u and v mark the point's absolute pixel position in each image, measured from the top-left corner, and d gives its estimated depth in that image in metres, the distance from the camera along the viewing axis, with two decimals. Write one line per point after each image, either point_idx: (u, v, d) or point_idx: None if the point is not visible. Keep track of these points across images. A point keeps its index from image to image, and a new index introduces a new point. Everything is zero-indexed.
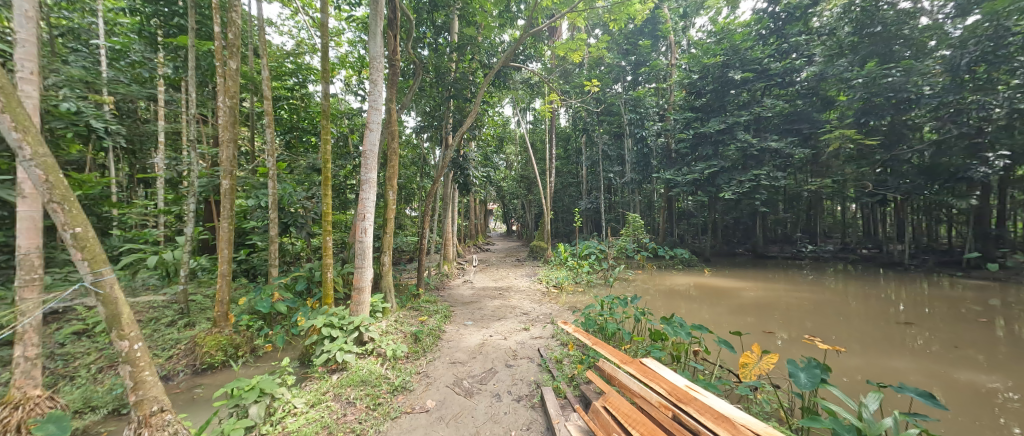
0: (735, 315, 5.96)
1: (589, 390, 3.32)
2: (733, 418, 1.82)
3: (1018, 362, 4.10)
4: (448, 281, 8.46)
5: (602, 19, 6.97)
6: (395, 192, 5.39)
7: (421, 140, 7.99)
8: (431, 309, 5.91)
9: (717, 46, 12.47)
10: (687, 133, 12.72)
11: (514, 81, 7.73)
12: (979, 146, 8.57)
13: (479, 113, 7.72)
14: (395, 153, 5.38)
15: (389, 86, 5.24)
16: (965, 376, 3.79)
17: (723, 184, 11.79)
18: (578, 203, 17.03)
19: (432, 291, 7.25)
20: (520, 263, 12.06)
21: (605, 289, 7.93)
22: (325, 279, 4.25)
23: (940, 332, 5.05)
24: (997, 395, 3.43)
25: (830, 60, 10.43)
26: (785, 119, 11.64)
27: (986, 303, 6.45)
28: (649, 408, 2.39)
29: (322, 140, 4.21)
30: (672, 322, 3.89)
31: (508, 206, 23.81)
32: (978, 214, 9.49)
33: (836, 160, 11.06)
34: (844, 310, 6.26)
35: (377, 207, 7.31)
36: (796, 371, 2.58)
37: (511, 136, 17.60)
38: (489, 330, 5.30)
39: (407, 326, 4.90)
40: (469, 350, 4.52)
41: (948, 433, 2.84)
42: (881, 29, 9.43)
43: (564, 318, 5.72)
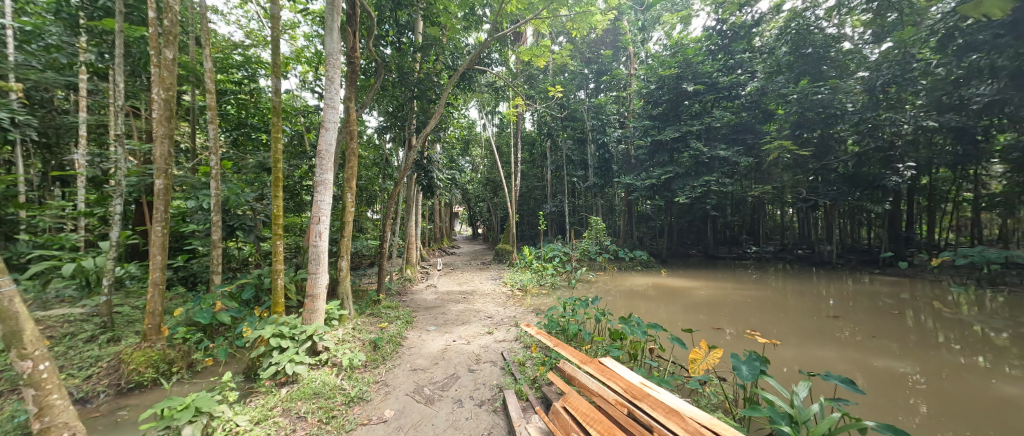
0: (688, 313, 6.32)
1: (551, 391, 3.37)
2: (682, 411, 1.92)
3: (923, 348, 4.66)
4: (410, 285, 8.25)
5: (565, 27, 7.12)
6: (354, 194, 5.18)
7: (382, 141, 7.75)
8: (392, 314, 5.72)
9: (672, 58, 13.17)
10: (645, 140, 13.34)
11: (479, 84, 7.70)
12: (891, 158, 9.67)
13: (443, 115, 7.63)
14: (354, 153, 5.20)
15: (348, 84, 5.04)
16: (881, 363, 4.25)
17: (678, 189, 12.46)
18: (543, 207, 17.27)
19: (394, 297, 7.03)
20: (485, 266, 12.02)
21: (568, 291, 8.11)
22: (275, 286, 3.98)
23: (861, 324, 5.65)
24: (907, 378, 3.88)
25: (770, 77, 11.38)
26: (732, 130, 12.53)
27: (897, 296, 7.31)
28: (606, 406, 2.45)
29: (272, 138, 3.95)
30: (629, 321, 4.04)
31: (473, 209, 23.64)
32: (892, 218, 10.73)
33: (776, 169, 12.06)
34: (783, 306, 6.83)
35: (335, 209, 6.99)
36: (739, 363, 2.76)
37: (477, 139, 17.54)
38: (452, 335, 5.22)
39: (365, 333, 4.71)
40: (432, 356, 4.42)
41: (867, 415, 3.17)
42: (812, 50, 10.44)
43: (528, 321, 5.76)
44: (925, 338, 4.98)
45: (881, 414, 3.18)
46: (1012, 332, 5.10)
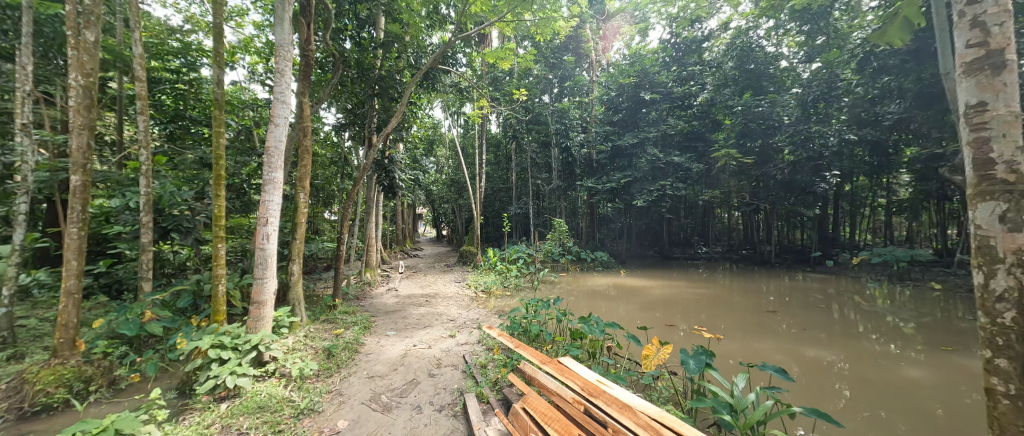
0: (645, 311, 6.62)
1: (511, 393, 3.38)
2: (634, 406, 2.00)
3: (846, 337, 5.19)
4: (370, 289, 7.95)
5: (529, 31, 7.18)
6: (308, 194, 4.92)
7: (341, 139, 7.41)
8: (349, 320, 5.49)
9: (631, 68, 13.92)
10: (606, 145, 13.79)
11: (444, 84, 7.57)
12: (820, 167, 10.65)
13: (405, 114, 7.44)
14: (309, 151, 4.95)
15: (301, 78, 4.79)
16: (811, 352, 4.69)
17: (636, 193, 13.01)
18: (508, 209, 17.30)
19: (352, 301, 6.74)
20: (449, 269, 11.86)
21: (531, 292, 8.22)
22: (215, 293, 3.67)
23: (796, 317, 6.20)
24: (833, 365, 4.30)
25: (718, 89, 12.24)
26: (686, 138, 13.32)
27: (826, 292, 8.10)
28: (565, 405, 2.49)
29: (213, 133, 3.64)
30: (589, 321, 4.15)
31: (438, 209, 23.24)
32: (822, 221, 11.88)
33: (724, 175, 12.96)
34: (729, 303, 7.33)
35: (287, 209, 6.58)
36: (687, 358, 2.92)
37: (441, 139, 17.26)
38: (413, 339, 5.09)
39: (319, 341, 4.49)
40: (391, 362, 4.28)
41: (797, 401, 3.48)
42: (754, 66, 11.39)
43: (491, 323, 5.75)
44: (847, 329, 5.56)
45: (808, 399, 3.51)
46: (916, 322, 5.82)
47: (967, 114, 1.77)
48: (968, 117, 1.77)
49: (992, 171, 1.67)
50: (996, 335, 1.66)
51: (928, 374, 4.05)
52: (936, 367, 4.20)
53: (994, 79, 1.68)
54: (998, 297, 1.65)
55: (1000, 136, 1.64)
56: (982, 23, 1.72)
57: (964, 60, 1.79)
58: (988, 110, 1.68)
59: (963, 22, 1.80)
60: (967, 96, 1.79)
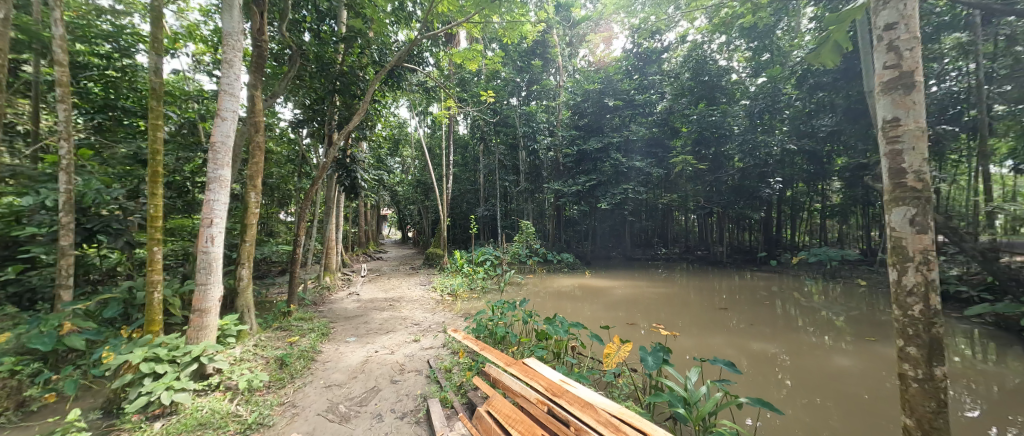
0: (609, 311, 6.82)
1: (476, 396, 3.35)
2: (595, 404, 2.05)
3: (787, 331, 5.64)
4: (329, 294, 7.58)
5: (497, 33, 7.21)
6: (259, 193, 4.62)
7: (298, 136, 7.03)
8: (305, 327, 5.20)
9: (596, 74, 14.42)
10: (572, 149, 14.08)
11: (409, 82, 7.39)
12: (766, 173, 11.52)
13: (368, 111, 7.19)
14: (261, 147, 4.66)
15: (253, 70, 4.50)
16: (757, 345, 5.06)
17: (601, 195, 13.39)
18: (475, 210, 17.16)
19: (308, 307, 6.39)
20: (414, 271, 11.58)
21: (498, 294, 8.22)
22: (150, 301, 3.35)
23: (744, 313, 6.64)
24: (776, 357, 4.66)
25: (676, 98, 12.95)
26: (646, 144, 13.92)
27: (770, 289, 8.78)
28: (528, 405, 2.50)
29: (149, 125, 3.32)
30: (554, 321, 4.21)
31: (403, 211, 22.65)
32: (768, 224, 12.85)
33: (681, 180, 13.66)
34: (686, 301, 7.74)
35: (236, 210, 6.14)
36: (645, 355, 3.04)
37: (407, 139, 16.85)
38: (374, 345, 4.90)
39: (270, 350, 4.22)
40: (350, 370, 4.10)
41: (745, 392, 3.73)
42: (708, 78, 12.19)
43: (456, 326, 5.68)
44: (788, 323, 6.05)
45: (754, 389, 3.78)
46: (845, 315, 6.45)
47: (884, 128, 1.97)
48: (885, 130, 1.97)
49: (903, 180, 1.88)
50: (906, 326, 1.87)
51: (854, 362, 4.50)
52: (861, 355, 4.67)
53: (906, 97, 1.88)
54: (908, 291, 1.85)
55: (910, 149, 1.84)
56: (896, 47, 1.91)
57: (882, 79, 1.99)
58: (900, 125, 1.89)
59: (881, 45, 1.99)
60: (884, 112, 1.99)
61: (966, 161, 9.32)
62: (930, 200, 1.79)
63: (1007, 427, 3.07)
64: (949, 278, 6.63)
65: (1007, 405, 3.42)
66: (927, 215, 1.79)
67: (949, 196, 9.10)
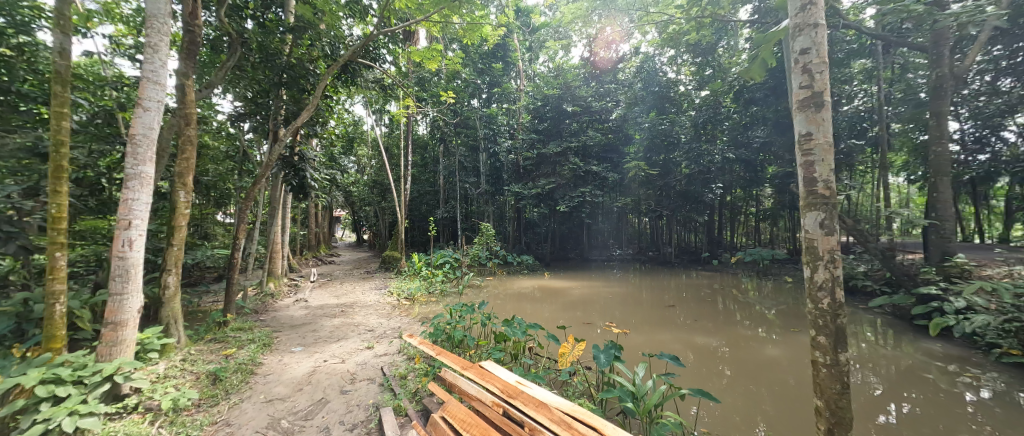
0: (567, 311, 6.99)
1: (431, 402, 3.28)
2: (550, 403, 2.08)
3: (727, 326, 6.11)
4: (273, 301, 7.07)
5: (457, 33, 7.11)
6: (190, 192, 4.21)
7: (239, 130, 6.50)
8: (244, 338, 4.79)
9: (555, 80, 14.78)
10: (532, 152, 14.32)
11: (365, 79, 7.10)
12: (709, 179, 12.42)
13: (319, 107, 6.81)
14: (193, 141, 4.24)
15: (184, 57, 4.10)
16: (700, 339, 5.43)
17: (560, 198, 13.71)
18: (435, 212, 16.82)
19: (248, 317, 5.89)
20: (368, 275, 11.11)
21: (457, 298, 8.12)
22: (49, 314, 2.91)
23: (690, 310, 7.11)
24: (716, 350, 5.04)
25: (630, 106, 13.74)
26: (603, 149, 14.50)
27: (713, 287, 9.48)
28: (483, 408, 2.48)
29: (50, 112, 2.89)
30: (512, 323, 4.21)
31: (358, 212, 21.70)
32: (711, 226, 13.86)
33: (634, 184, 14.35)
34: (639, 299, 8.12)
35: (163, 209, 5.53)
36: (598, 352, 3.15)
37: (362, 137, 16.18)
38: (323, 355, 4.63)
39: (201, 365, 3.83)
40: (295, 382, 3.83)
41: (688, 383, 3.99)
42: (659, 89, 13.09)
43: (412, 331, 5.53)
44: (728, 318, 6.55)
45: (696, 380, 4.06)
46: (775, 309, 7.11)
47: (800, 141, 2.21)
48: (799, 144, 2.21)
49: (814, 188, 2.11)
50: (819, 319, 2.08)
51: (781, 351, 4.98)
52: (787, 345, 5.18)
53: (816, 115, 2.11)
54: (818, 286, 2.09)
55: (819, 160, 2.08)
56: (809, 70, 2.14)
57: (798, 98, 2.21)
58: (812, 139, 2.13)
59: (798, 67, 2.20)
60: (799, 127, 2.23)
61: (870, 171, 10.68)
62: (836, 206, 2.03)
63: (900, 403, 3.55)
64: (857, 274, 7.53)
65: (902, 384, 3.95)
66: (834, 219, 2.03)
67: (858, 202, 10.36)
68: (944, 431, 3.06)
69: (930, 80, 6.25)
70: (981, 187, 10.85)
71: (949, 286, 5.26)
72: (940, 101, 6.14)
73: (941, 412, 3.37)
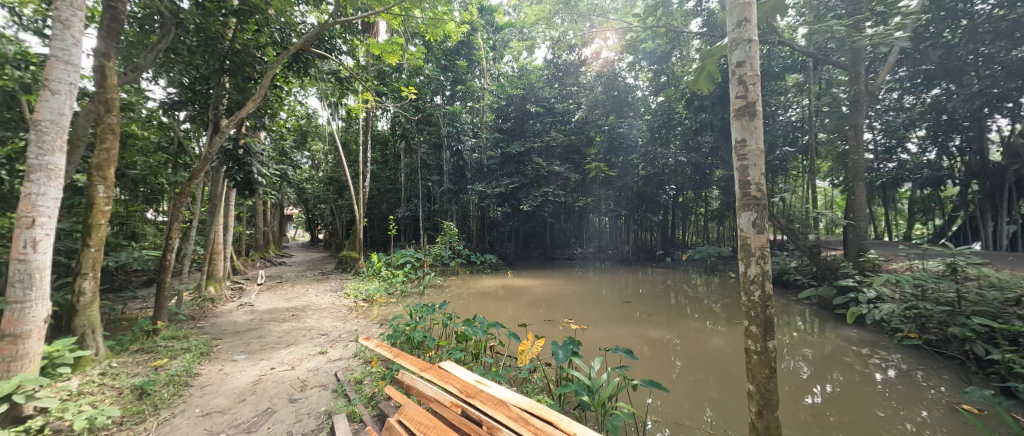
0: (529, 309, 7.07)
1: (388, 407, 3.18)
2: (509, 401, 2.09)
3: (678, 319, 6.47)
4: (213, 307, 6.52)
5: (418, 27, 6.93)
6: (111, 187, 3.78)
7: (174, 119, 5.94)
8: (177, 347, 4.39)
9: (519, 80, 14.93)
10: (496, 151, 14.39)
11: (319, 70, 6.74)
12: (663, 181, 13.13)
13: (267, 99, 6.39)
14: (115, 130, 3.80)
15: (103, 36, 3.67)
16: (654, 333, 5.73)
17: (523, 198, 13.81)
18: (395, 211, 16.31)
19: (184, 324, 5.38)
20: (323, 277, 10.58)
21: (418, 298, 7.95)
22: None
23: (645, 305, 7.46)
24: (669, 342, 5.33)
25: (591, 109, 14.28)
26: (565, 150, 14.76)
27: (666, 283, 10.02)
28: (442, 409, 2.44)
29: None
30: (473, 323, 4.18)
31: (313, 210, 20.58)
32: (665, 225, 14.65)
33: (595, 185, 14.84)
34: (598, 296, 8.39)
35: (79, 205, 4.92)
36: (557, 348, 3.21)
37: (316, 132, 15.33)
38: (270, 362, 4.35)
39: (125, 379, 3.43)
40: (237, 392, 3.55)
41: (641, 375, 4.19)
42: (617, 93, 14.26)
43: (370, 334, 5.34)
44: (680, 312, 6.95)
45: (649, 372, 4.26)
46: (721, 303, 7.66)
47: (736, 147, 2.38)
48: (735, 149, 2.38)
49: (748, 190, 2.29)
50: (752, 310, 2.26)
51: (724, 341, 5.37)
52: (730, 336, 5.59)
53: (750, 123, 2.29)
54: (751, 280, 2.27)
55: (753, 165, 2.26)
56: (744, 81, 2.31)
57: (735, 107, 2.38)
58: (746, 145, 2.30)
59: (734, 79, 2.37)
60: (736, 133, 2.40)
61: (802, 175, 11.79)
62: (766, 206, 2.22)
63: (823, 385, 3.95)
64: (789, 269, 8.28)
65: (824, 368, 4.39)
66: (764, 218, 2.22)
67: (792, 204, 11.38)
68: (856, 407, 3.45)
69: (849, 96, 7.00)
70: (889, 191, 12.36)
71: (863, 278, 5.92)
72: (857, 114, 6.91)
73: (856, 391, 3.80)
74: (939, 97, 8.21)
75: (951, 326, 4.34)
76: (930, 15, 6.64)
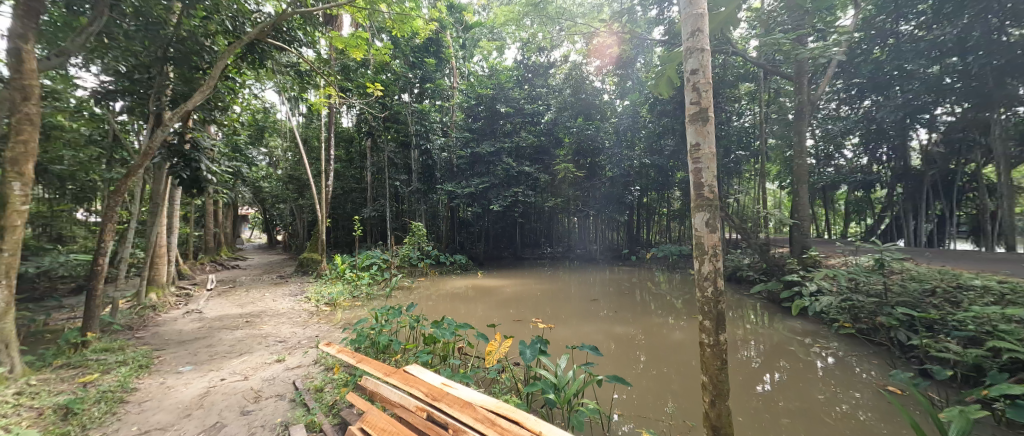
0: (500, 309, 7.08)
1: (351, 414, 3.05)
2: (475, 402, 2.07)
3: (643, 315, 6.72)
4: (156, 315, 6.00)
5: (384, 22, 6.73)
6: (29, 184, 3.37)
7: (108, 110, 5.41)
8: (111, 361, 4.00)
9: (489, 80, 14.84)
10: (465, 151, 14.27)
11: (277, 62, 6.37)
12: (629, 183, 13.57)
13: (219, 90, 6.00)
14: (33, 121, 3.39)
15: (20, 16, 3.27)
16: (619, 329, 5.92)
17: (493, 198, 13.74)
18: (361, 211, 15.74)
19: (119, 334, 4.91)
20: (282, 280, 10.03)
21: (384, 301, 7.73)
22: None
23: (611, 303, 7.69)
24: (634, 338, 5.52)
25: (560, 111, 14.53)
26: (535, 151, 14.92)
27: (631, 280, 10.38)
28: (407, 414, 2.38)
29: None
30: (441, 324, 4.11)
31: (271, 210, 19.46)
32: (631, 225, 15.16)
33: (564, 185, 15.08)
34: (567, 295, 8.54)
35: None
36: (524, 348, 3.22)
37: (275, 127, 14.49)
38: (220, 373, 4.05)
39: (46, 399, 3.07)
40: (181, 407, 3.28)
41: (607, 371, 4.31)
42: (585, 96, 14.58)
43: (331, 339, 5.11)
44: (644, 308, 7.21)
45: (615, 368, 4.38)
46: (681, 298, 8.04)
47: (690, 151, 2.51)
48: (690, 153, 2.50)
49: (702, 191, 2.42)
50: (705, 305, 2.38)
51: (684, 335, 5.64)
52: (690, 330, 5.88)
53: (703, 128, 2.41)
54: (705, 277, 2.39)
55: (706, 168, 2.39)
56: (698, 88, 2.43)
57: (690, 112, 2.50)
58: (700, 149, 2.43)
59: (689, 85, 2.48)
60: (691, 138, 2.52)
61: (754, 178, 12.61)
62: (717, 207, 2.36)
63: (771, 373, 4.24)
64: (743, 265, 8.83)
65: (773, 357, 4.73)
66: (716, 218, 2.35)
67: (745, 205, 12.13)
68: (800, 393, 3.73)
69: (795, 105, 7.54)
70: (829, 193, 13.47)
71: (806, 273, 6.42)
72: (801, 123, 7.48)
73: (800, 377, 4.10)
74: (870, 108, 9.10)
75: (879, 315, 4.80)
76: (861, 34, 7.44)
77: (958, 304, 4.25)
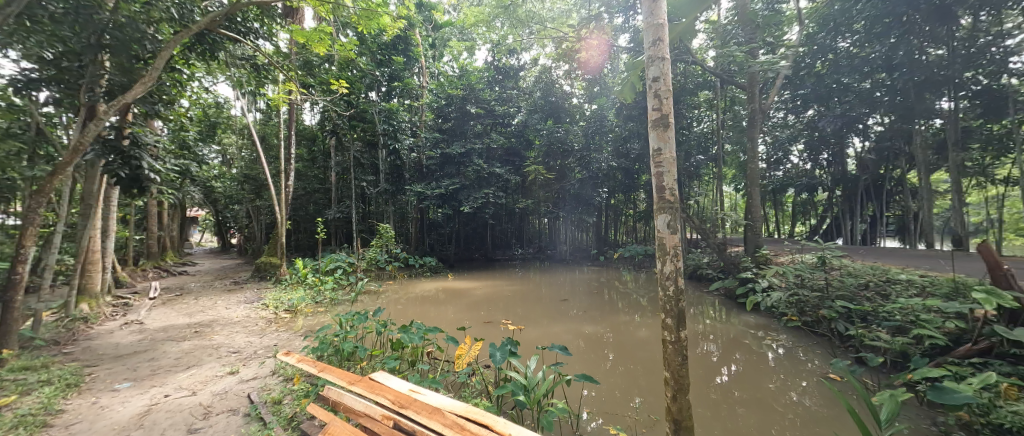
0: (471, 311, 7.02)
1: (312, 427, 2.89)
2: (444, 408, 2.03)
3: (610, 314, 6.90)
4: (88, 328, 5.43)
5: (349, 17, 6.52)
6: None
7: (30, 100, 4.85)
8: (33, 380, 3.57)
9: (459, 80, 14.69)
10: (436, 151, 14.05)
11: (231, 55, 6.00)
12: (597, 184, 13.93)
13: (164, 82, 5.55)
14: None
15: None
16: (588, 328, 6.03)
17: (463, 199, 13.61)
18: (325, 213, 15.10)
19: (43, 350, 4.40)
20: (236, 287, 9.42)
21: (349, 306, 7.44)
22: None
23: (580, 303, 7.84)
24: (602, 336, 5.64)
25: (530, 113, 14.68)
26: (506, 152, 14.95)
27: (600, 280, 10.65)
28: (372, 423, 2.29)
29: None
30: (409, 329, 4.00)
31: (224, 211, 18.20)
32: (599, 226, 15.56)
33: (535, 187, 15.23)
34: (538, 296, 8.62)
35: None
36: (494, 350, 3.21)
37: (228, 123, 13.58)
38: (163, 388, 3.73)
39: None
40: (118, 427, 2.99)
41: (576, 370, 4.36)
42: (554, 99, 14.84)
43: (291, 349, 4.85)
44: (612, 307, 7.40)
45: (584, 368, 4.45)
46: (646, 296, 8.36)
47: (653, 156, 2.60)
48: (653, 157, 2.60)
49: (664, 194, 2.51)
50: (667, 304, 2.48)
51: (649, 332, 5.83)
52: (654, 327, 6.10)
53: (664, 133, 2.52)
54: (667, 276, 2.49)
55: (667, 172, 2.49)
56: (660, 94, 2.52)
57: (652, 118, 2.60)
58: (661, 154, 2.53)
59: (651, 92, 2.57)
60: (653, 143, 2.62)
61: (712, 181, 13.35)
62: (677, 209, 2.46)
63: (728, 365, 4.49)
64: (703, 264, 9.30)
65: (729, 350, 5.01)
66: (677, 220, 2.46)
67: (705, 206, 12.81)
68: (754, 383, 3.97)
69: (748, 113, 8.02)
70: (778, 196, 14.49)
71: (759, 271, 6.86)
72: (753, 130, 7.98)
73: (754, 369, 4.37)
74: (812, 117, 9.90)
75: (822, 307, 5.21)
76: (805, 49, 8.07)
77: (887, 297, 4.72)
